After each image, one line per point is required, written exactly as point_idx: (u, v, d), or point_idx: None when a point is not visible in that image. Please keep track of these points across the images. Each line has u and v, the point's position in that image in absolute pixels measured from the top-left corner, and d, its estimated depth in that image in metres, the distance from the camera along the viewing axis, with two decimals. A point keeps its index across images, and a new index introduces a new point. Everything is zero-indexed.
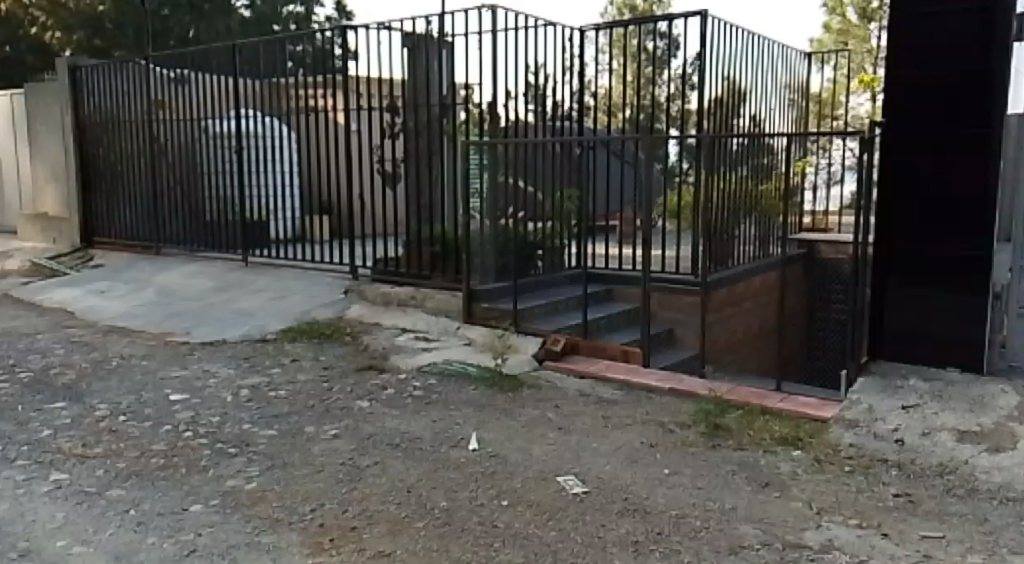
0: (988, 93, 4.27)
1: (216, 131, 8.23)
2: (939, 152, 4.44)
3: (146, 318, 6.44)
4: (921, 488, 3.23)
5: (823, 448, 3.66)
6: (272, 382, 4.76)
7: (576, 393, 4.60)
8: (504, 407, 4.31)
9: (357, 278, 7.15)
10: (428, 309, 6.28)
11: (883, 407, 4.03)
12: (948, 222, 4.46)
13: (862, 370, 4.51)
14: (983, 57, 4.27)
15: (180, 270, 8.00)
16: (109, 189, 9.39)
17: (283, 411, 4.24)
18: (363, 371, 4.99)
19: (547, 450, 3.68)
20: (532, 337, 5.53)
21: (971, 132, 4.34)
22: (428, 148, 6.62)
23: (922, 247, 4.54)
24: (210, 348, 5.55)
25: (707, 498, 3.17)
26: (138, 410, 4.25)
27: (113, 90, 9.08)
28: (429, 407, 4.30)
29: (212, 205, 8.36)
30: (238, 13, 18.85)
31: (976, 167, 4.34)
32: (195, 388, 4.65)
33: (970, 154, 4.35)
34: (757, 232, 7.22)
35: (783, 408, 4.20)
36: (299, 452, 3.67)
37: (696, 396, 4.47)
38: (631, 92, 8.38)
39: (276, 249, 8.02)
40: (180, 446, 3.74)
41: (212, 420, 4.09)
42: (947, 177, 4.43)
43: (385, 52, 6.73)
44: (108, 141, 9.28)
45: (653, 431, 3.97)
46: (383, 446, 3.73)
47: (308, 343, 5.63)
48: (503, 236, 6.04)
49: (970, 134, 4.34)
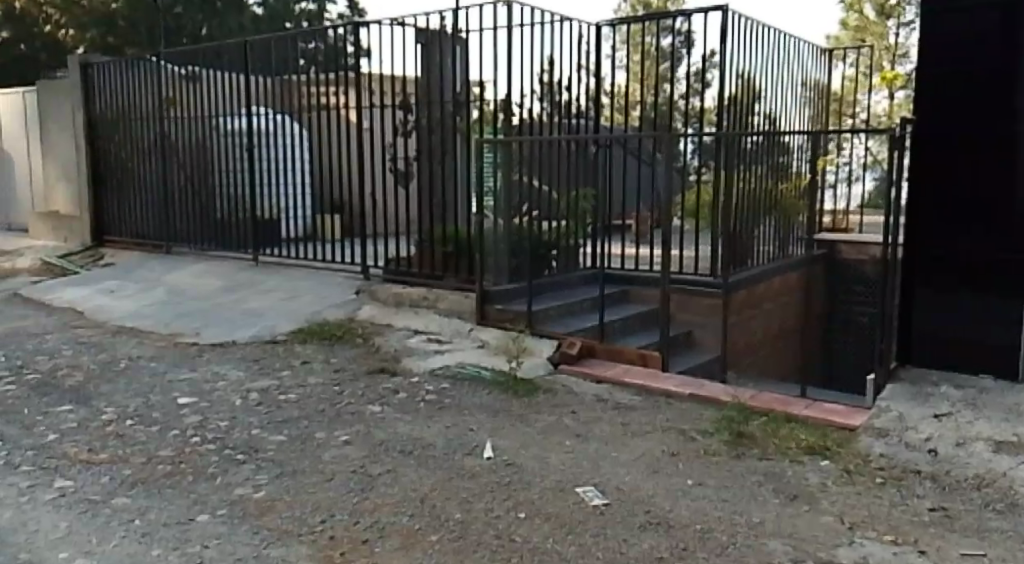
0: (1016, 90, 4.12)
1: (228, 128, 8.16)
2: (965, 152, 4.29)
3: (155, 318, 6.35)
4: (958, 502, 3.10)
5: (852, 460, 3.53)
6: (282, 385, 4.65)
7: (594, 398, 4.47)
8: (519, 413, 4.19)
9: (369, 278, 7.05)
10: (440, 310, 6.17)
11: (913, 416, 3.88)
12: (974, 223, 4.31)
13: (890, 376, 4.36)
14: (1013, 53, 4.11)
15: (189, 270, 7.91)
16: (120, 187, 9.33)
17: (293, 416, 4.13)
18: (374, 374, 4.87)
19: (565, 459, 3.56)
20: (547, 339, 5.40)
21: (999, 131, 4.19)
22: (442, 147, 6.51)
23: (946, 248, 4.40)
24: (220, 350, 5.45)
25: (733, 511, 3.04)
26: (146, 414, 4.15)
27: (124, 87, 9.01)
28: (443, 413, 4.18)
29: (223, 204, 8.28)
30: (251, 10, 18.77)
31: (1003, 167, 4.19)
32: (204, 391, 4.55)
33: (997, 154, 4.20)
34: (777, 232, 7.07)
35: (808, 415, 4.07)
36: (310, 459, 3.56)
37: (717, 402, 4.34)
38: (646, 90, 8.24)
39: (287, 248, 7.93)
40: (187, 452, 3.64)
41: (220, 425, 3.99)
42: (973, 177, 4.29)
43: (399, 49, 6.63)
44: (119, 138, 9.21)
45: (674, 439, 3.84)
46: (395, 453, 3.62)
47: (318, 345, 5.53)
48: (516, 237, 5.98)
49: (997, 132, 4.19)
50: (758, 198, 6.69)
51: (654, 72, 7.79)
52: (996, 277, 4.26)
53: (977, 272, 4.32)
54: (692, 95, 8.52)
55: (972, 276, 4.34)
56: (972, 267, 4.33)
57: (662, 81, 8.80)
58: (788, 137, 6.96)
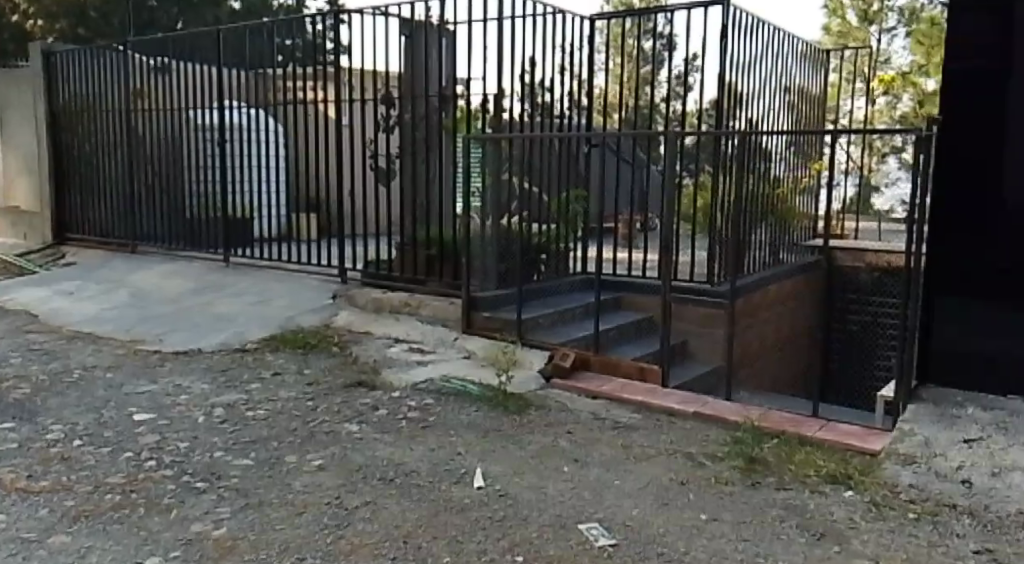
0: (1017, 87, 3.87)
1: (199, 122, 7.73)
2: (972, 151, 4.02)
3: (117, 323, 5.91)
4: (1004, 543, 2.81)
5: (879, 490, 3.23)
6: (250, 400, 4.26)
7: (591, 416, 4.13)
8: (510, 434, 3.83)
9: (347, 281, 6.66)
10: (423, 316, 5.80)
11: (941, 441, 3.57)
12: (980, 228, 4.04)
13: (912, 396, 4.05)
14: (1007, 51, 3.88)
15: (156, 270, 7.47)
16: (83, 182, 8.85)
17: (262, 436, 3.75)
18: (351, 388, 4.49)
19: (564, 489, 3.20)
20: (539, 350, 5.05)
21: (999, 131, 3.94)
22: (427, 144, 6.10)
23: (955, 252, 4.10)
24: (184, 359, 5.04)
25: (757, 553, 2.72)
26: (97, 434, 3.74)
27: (89, 77, 8.52)
28: (427, 433, 3.81)
29: (193, 201, 7.84)
30: (227, 3, 18.25)
31: (1013, 168, 3.92)
32: (164, 406, 4.15)
33: (1000, 154, 3.95)
34: (771, 238, 6.82)
35: (825, 438, 3.75)
36: (279, 488, 3.18)
37: (725, 423, 4.00)
38: (631, 91, 7.89)
39: (260, 249, 7.54)
40: (139, 480, 3.24)
41: (178, 447, 3.59)
42: (982, 178, 4.01)
43: (381, 41, 6.24)
44: (84, 131, 8.72)
45: (682, 465, 3.51)
46: (375, 481, 3.24)
47: (291, 354, 5.14)
48: (506, 235, 5.54)
49: (1003, 132, 3.93)
50: (752, 204, 6.44)
51: (636, 74, 7.45)
52: (1008, 283, 3.99)
53: (990, 278, 4.03)
54: (673, 97, 8.23)
55: (984, 282, 4.05)
56: (981, 273, 4.05)
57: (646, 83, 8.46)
58: (779, 144, 6.74)
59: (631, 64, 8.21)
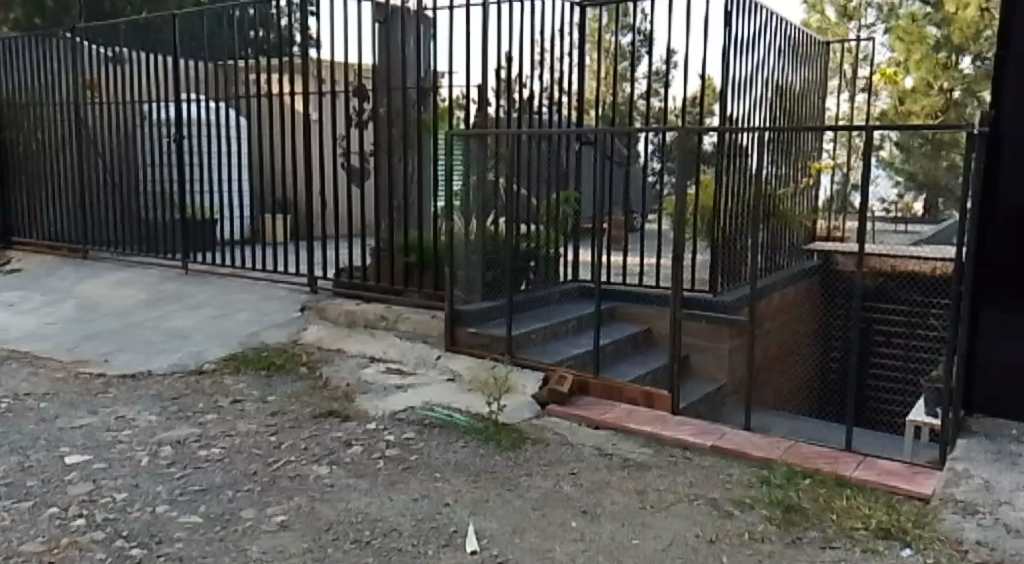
0: (1018, 74, 3.51)
1: (154, 117, 7.11)
2: (1012, 154, 3.56)
3: (58, 341, 5.31)
4: None
5: (943, 547, 2.75)
6: (203, 436, 3.70)
7: (594, 451, 3.62)
8: (506, 476, 3.31)
9: (316, 291, 6.11)
10: (401, 332, 5.25)
11: (1004, 485, 3.11)
12: (1017, 233, 3.59)
13: (961, 428, 3.60)
14: (1016, 35, 3.50)
15: (107, 279, 6.86)
16: (30, 183, 8.20)
17: (215, 483, 3.20)
18: (321, 418, 3.94)
19: (574, 553, 2.69)
20: (532, 371, 4.55)
21: (1015, 124, 3.54)
22: (404, 142, 5.56)
23: (992, 264, 3.66)
24: (131, 384, 4.46)
25: None
26: (18, 483, 3.16)
27: (34, 64, 7.85)
28: (408, 477, 3.28)
29: (149, 202, 7.23)
30: None
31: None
32: (101, 444, 3.58)
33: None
34: (767, 240, 6.39)
35: (866, 479, 3.27)
36: (233, 555, 2.65)
37: (748, 460, 3.52)
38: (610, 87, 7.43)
39: (223, 255, 6.97)
40: (61, 547, 2.68)
41: (114, 499, 3.03)
42: (994, 174, 3.60)
43: (353, 29, 5.69)
44: (30, 126, 8.05)
45: (707, 516, 3.01)
46: (347, 546, 2.71)
47: (253, 377, 4.58)
48: (492, 241, 4.98)
49: (1013, 122, 3.53)
50: (741, 212, 5.98)
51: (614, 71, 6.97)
52: None
53: None
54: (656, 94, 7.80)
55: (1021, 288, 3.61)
56: (1014, 278, 3.62)
57: (623, 79, 8.00)
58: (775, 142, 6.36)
59: (612, 60, 7.76)
